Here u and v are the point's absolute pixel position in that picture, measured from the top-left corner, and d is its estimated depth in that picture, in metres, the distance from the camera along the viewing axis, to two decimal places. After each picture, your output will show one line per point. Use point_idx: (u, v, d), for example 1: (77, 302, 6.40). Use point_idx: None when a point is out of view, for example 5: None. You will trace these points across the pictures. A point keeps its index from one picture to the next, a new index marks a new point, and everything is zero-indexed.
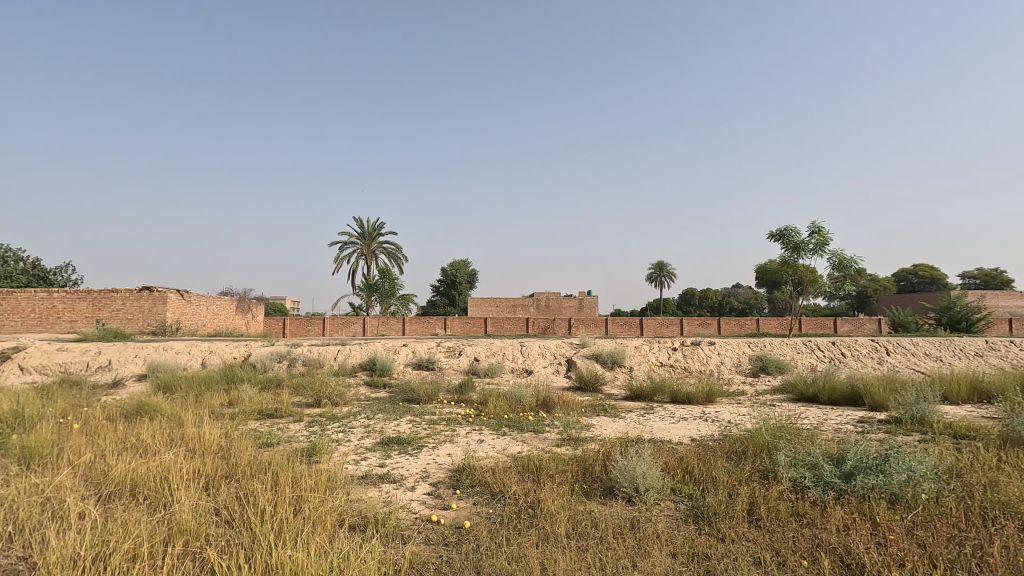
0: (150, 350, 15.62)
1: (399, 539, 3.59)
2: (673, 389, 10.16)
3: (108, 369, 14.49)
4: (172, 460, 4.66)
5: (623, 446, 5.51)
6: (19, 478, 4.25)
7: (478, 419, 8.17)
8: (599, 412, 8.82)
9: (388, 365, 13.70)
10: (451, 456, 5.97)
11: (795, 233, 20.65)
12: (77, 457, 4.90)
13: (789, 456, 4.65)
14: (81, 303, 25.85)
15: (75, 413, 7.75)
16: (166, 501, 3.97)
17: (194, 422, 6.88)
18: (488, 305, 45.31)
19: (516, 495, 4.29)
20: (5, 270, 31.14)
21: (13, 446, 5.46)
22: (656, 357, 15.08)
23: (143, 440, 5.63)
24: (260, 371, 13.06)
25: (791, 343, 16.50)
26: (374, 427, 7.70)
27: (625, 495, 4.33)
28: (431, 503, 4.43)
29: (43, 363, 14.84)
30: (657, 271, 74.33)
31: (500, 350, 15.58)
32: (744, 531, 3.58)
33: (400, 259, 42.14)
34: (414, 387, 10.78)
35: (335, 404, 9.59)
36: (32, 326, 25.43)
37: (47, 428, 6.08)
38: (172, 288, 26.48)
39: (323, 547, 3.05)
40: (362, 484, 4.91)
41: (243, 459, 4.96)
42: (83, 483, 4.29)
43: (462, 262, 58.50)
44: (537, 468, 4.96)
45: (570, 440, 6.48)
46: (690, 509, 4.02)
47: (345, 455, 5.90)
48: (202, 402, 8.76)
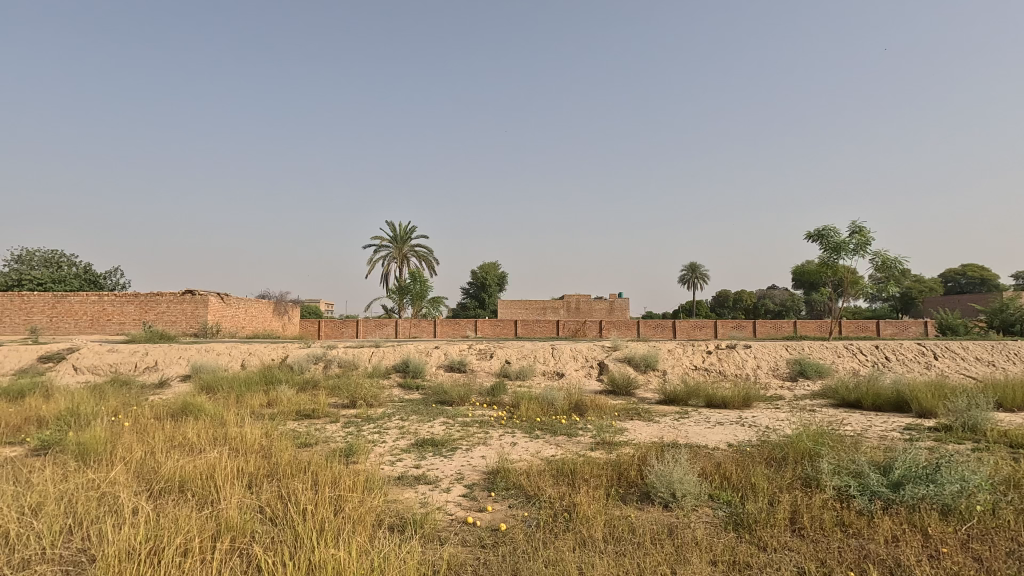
0: (193, 351, 16.15)
1: (436, 540, 3.62)
2: (708, 393, 9.98)
3: (154, 370, 15.11)
4: (217, 458, 4.84)
5: (659, 451, 5.41)
6: (77, 473, 4.48)
7: (510, 422, 8.17)
8: (633, 416, 8.76)
9: (422, 367, 13.88)
10: (484, 459, 5.98)
11: (835, 233, 20.03)
12: (128, 454, 5.13)
13: (831, 463, 4.51)
14: (128, 306, 26.91)
15: (125, 412, 8.08)
16: (213, 499, 4.10)
17: (236, 422, 7.08)
18: (519, 308, 45.52)
19: (551, 498, 4.28)
20: (60, 274, 32.84)
21: (70, 443, 5.74)
22: (690, 361, 14.85)
23: (189, 439, 5.85)
24: (297, 372, 13.41)
25: (832, 346, 15.95)
26: (408, 428, 7.80)
27: (661, 500, 4.27)
28: (466, 505, 4.46)
29: (95, 363, 15.52)
30: (690, 273, 73.51)
31: (531, 353, 15.56)
32: (785, 541, 3.49)
33: (431, 262, 42.47)
34: (447, 390, 10.88)
35: (370, 406, 9.77)
36: (84, 328, 26.64)
37: (101, 426, 6.37)
38: (213, 292, 27.45)
39: (363, 547, 3.11)
40: (397, 485, 5.00)
41: (283, 458, 5.11)
42: (135, 479, 4.49)
43: (491, 265, 58.63)
44: (571, 471, 4.95)
45: (604, 443, 6.46)
46: (728, 516, 3.95)
47: (381, 456, 6.01)
48: (244, 402, 9.05)
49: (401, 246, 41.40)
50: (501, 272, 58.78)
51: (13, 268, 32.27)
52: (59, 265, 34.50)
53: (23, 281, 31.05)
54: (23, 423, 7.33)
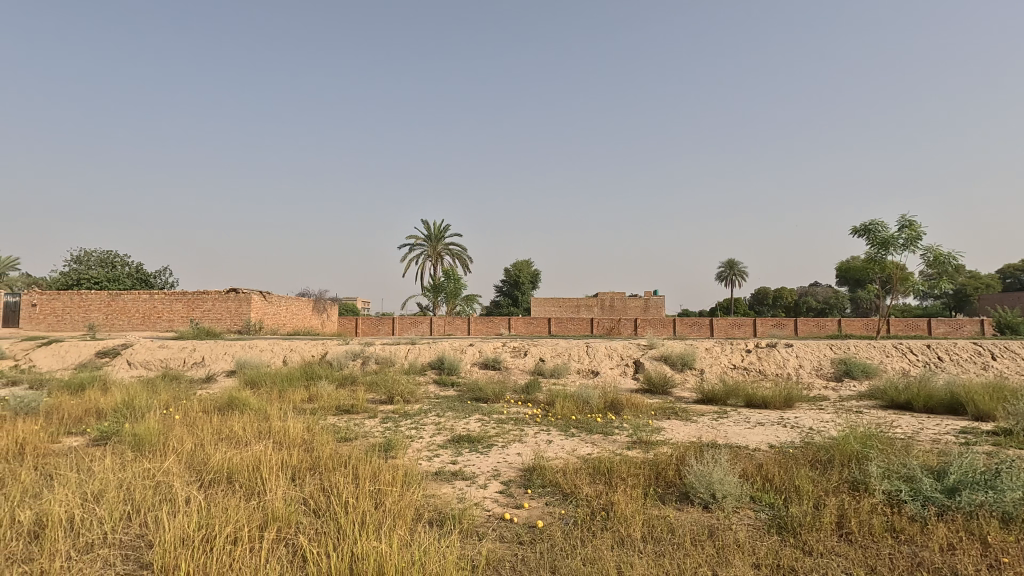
0: (237, 347, 16.76)
1: (474, 535, 3.66)
2: (748, 392, 9.74)
3: (201, 365, 15.73)
4: (262, 451, 5.00)
5: (698, 452, 5.32)
6: (134, 462, 4.71)
7: (545, 420, 8.17)
8: (670, 415, 8.63)
9: (457, 365, 14.01)
10: (520, 456, 6.01)
11: (883, 228, 19.24)
12: (180, 446, 5.36)
13: (880, 466, 4.35)
14: (177, 304, 28.06)
15: (176, 405, 8.45)
16: (259, 490, 4.24)
17: (279, 416, 7.32)
18: (552, 305, 45.44)
19: (587, 497, 4.26)
20: (115, 274, 34.53)
21: (126, 434, 6.04)
22: (729, 360, 14.53)
23: (235, 432, 6.07)
24: (336, 368, 13.74)
25: (880, 345, 15.33)
26: (444, 425, 7.89)
27: (700, 501, 4.20)
28: (503, 501, 4.49)
29: (147, 358, 16.27)
30: (728, 270, 71.90)
31: (566, 351, 15.50)
32: (832, 546, 3.39)
33: (465, 260, 42.81)
34: (482, 387, 10.96)
35: (406, 402, 9.94)
36: (136, 325, 27.94)
37: (154, 419, 6.68)
38: (256, 290, 28.38)
39: (404, 540, 3.17)
40: (435, 480, 5.07)
41: (324, 452, 5.24)
42: (187, 469, 4.69)
43: (524, 262, 58.61)
44: (608, 470, 4.92)
45: (641, 442, 6.39)
46: (771, 519, 3.85)
47: (418, 452, 6.10)
48: (286, 397, 9.34)
49: (436, 245, 41.83)
50: (534, 270, 58.84)
51: (73, 268, 34.13)
52: (114, 264, 36.30)
53: (81, 279, 32.76)
54: (84, 414, 7.76)
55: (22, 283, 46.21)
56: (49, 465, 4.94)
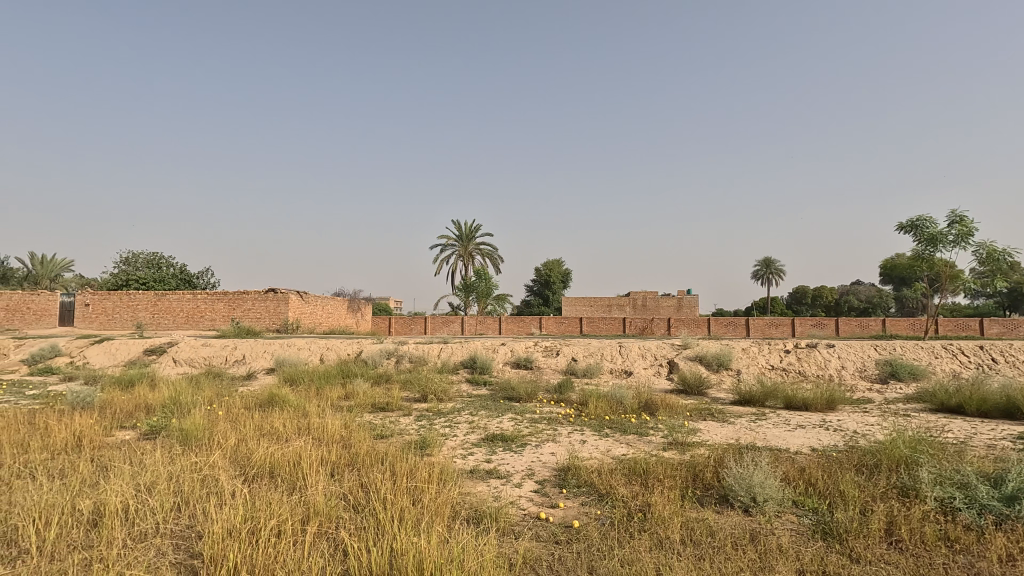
0: (276, 345, 17.22)
1: (511, 533, 3.67)
2: (787, 394, 9.48)
3: (242, 363, 16.23)
4: (302, 447, 5.12)
5: (736, 454, 5.21)
6: (182, 456, 4.89)
7: (579, 420, 8.13)
8: (706, 416, 8.46)
9: (489, 364, 14.06)
10: (554, 456, 5.99)
11: (931, 224, 18.45)
12: (224, 441, 5.55)
13: (931, 472, 4.17)
14: (218, 304, 29.01)
15: (220, 401, 8.75)
16: (301, 484, 4.36)
17: (318, 414, 7.49)
18: (584, 304, 45.18)
19: (624, 498, 4.22)
20: (161, 274, 35.94)
21: (174, 429, 6.28)
22: (767, 360, 14.18)
23: (276, 427, 6.24)
24: (371, 366, 14.00)
25: (928, 346, 14.70)
26: (478, 423, 7.95)
27: (740, 504, 4.11)
28: (538, 500, 4.50)
29: (192, 356, 16.88)
30: (764, 268, 70.15)
31: (598, 351, 15.39)
32: (881, 554, 3.27)
33: (496, 259, 42.93)
34: (515, 386, 10.98)
35: (440, 400, 10.05)
36: (181, 324, 29.02)
37: (199, 414, 6.93)
38: (293, 290, 29.12)
39: (443, 537, 3.20)
40: (470, 478, 5.11)
41: (362, 449, 5.34)
42: (231, 463, 4.85)
43: (554, 261, 58.46)
44: (644, 471, 4.86)
45: (677, 444, 6.29)
46: (815, 524, 3.74)
47: (453, 450, 6.15)
48: (323, 394, 9.55)
49: (467, 245, 42.11)
50: (565, 269, 58.63)
51: (123, 269, 35.66)
52: (161, 265, 37.76)
53: (130, 280, 34.19)
54: (135, 409, 8.10)
55: (76, 283, 48.54)
56: (105, 457, 5.18)
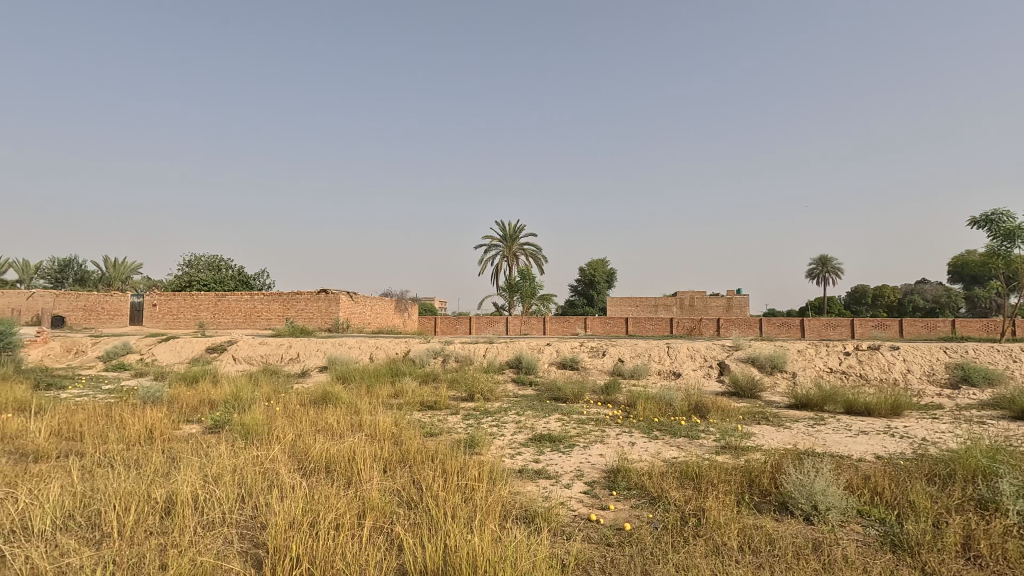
0: (328, 344, 17.78)
1: (562, 534, 3.67)
2: (848, 398, 9.05)
3: (297, 361, 16.85)
4: (357, 443, 5.27)
5: (795, 460, 5.01)
6: (245, 450, 5.13)
7: (627, 422, 8.02)
8: (760, 420, 8.18)
9: (534, 364, 14.07)
10: (603, 457, 5.93)
11: (1008, 218, 17.20)
12: (283, 435, 5.78)
13: (1014, 484, 3.88)
14: (273, 304, 30.21)
15: (277, 398, 9.11)
16: (356, 479, 4.49)
17: (369, 411, 7.68)
18: (629, 304, 44.57)
19: (676, 501, 4.14)
20: (221, 276, 37.74)
21: (236, 424, 6.59)
22: (824, 363, 13.59)
23: (331, 424, 6.45)
24: (418, 365, 14.25)
25: (1005, 349, 13.72)
26: (525, 423, 7.96)
27: (801, 512, 3.95)
28: (588, 502, 4.46)
29: (250, 354, 17.64)
30: (820, 266, 67.28)
31: (646, 351, 15.14)
32: (959, 569, 3.07)
33: (540, 259, 42.83)
34: (561, 386, 10.95)
35: (486, 399, 10.13)
36: (239, 323, 30.41)
37: (259, 410, 7.24)
38: (343, 291, 30.02)
39: (496, 535, 3.23)
40: (519, 477, 5.13)
41: (413, 446, 5.44)
42: (290, 457, 5.05)
43: (599, 261, 57.89)
44: (697, 475, 4.74)
45: (730, 448, 6.11)
46: (883, 535, 3.56)
47: (501, 449, 6.19)
48: (373, 392, 9.79)
49: (511, 245, 42.22)
50: (610, 269, 57.98)
51: (186, 270, 37.63)
52: (220, 267, 39.63)
53: (192, 281, 36.02)
54: (200, 404, 8.54)
55: (143, 284, 51.53)
56: (174, 449, 5.48)
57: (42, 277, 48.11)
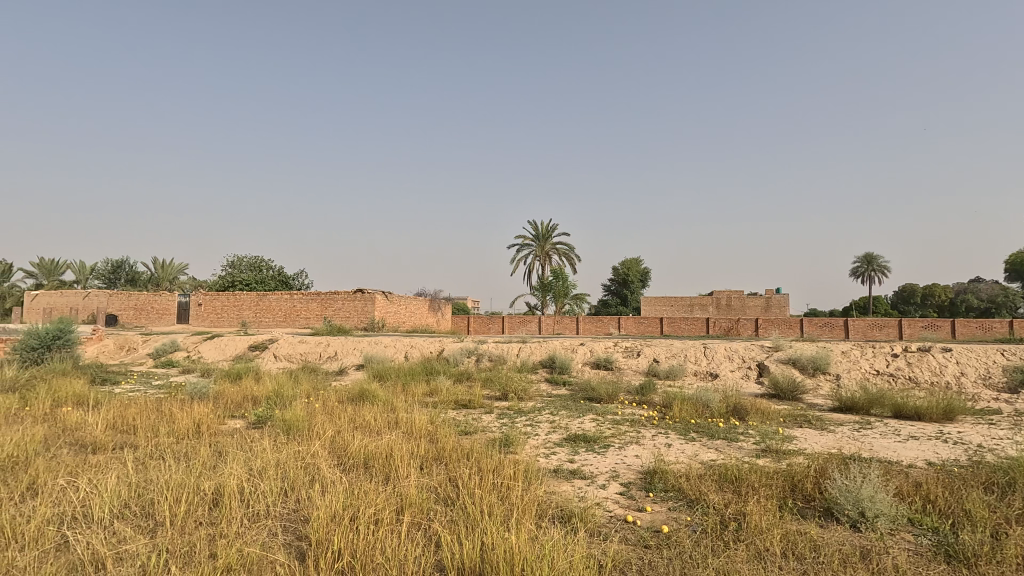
0: (365, 343, 18.12)
1: (599, 535, 3.65)
2: (896, 402, 8.69)
3: (334, 359, 17.24)
4: (394, 440, 5.37)
5: (840, 465, 4.84)
6: (287, 445, 5.28)
7: (663, 423, 7.92)
8: (802, 424, 7.94)
9: (568, 364, 14.02)
10: (639, 458, 5.87)
11: None
12: (323, 432, 5.92)
13: None
14: (312, 304, 30.97)
15: (317, 395, 9.36)
16: (393, 475, 4.58)
17: (405, 409, 7.79)
18: (664, 304, 43.92)
19: (716, 505, 4.05)
20: (262, 276, 38.92)
21: (279, 419, 6.79)
22: (870, 365, 13.10)
23: (369, 421, 6.58)
24: (452, 364, 14.40)
25: None
26: (559, 423, 7.95)
27: (848, 519, 3.81)
28: (624, 503, 4.42)
29: (290, 352, 18.15)
30: (866, 265, 64.88)
31: (682, 352, 14.90)
32: None
33: (573, 259, 42.54)
34: (595, 386, 10.88)
35: (520, 399, 10.15)
36: (279, 322, 31.31)
37: (300, 407, 7.45)
38: (379, 291, 30.55)
39: (533, 534, 3.23)
40: (554, 477, 5.11)
41: (449, 444, 5.50)
42: (330, 453, 5.17)
43: (632, 261, 57.22)
44: (736, 478, 4.64)
45: (771, 451, 5.95)
46: (936, 545, 3.41)
47: (536, 449, 6.20)
48: (409, 390, 9.94)
49: (544, 245, 42.13)
50: (644, 268, 57.27)
51: (229, 271, 38.93)
52: (262, 267, 40.87)
53: (235, 281, 37.24)
54: (244, 399, 8.83)
55: (189, 284, 53.53)
56: (221, 443, 5.69)
57: (96, 277, 50.56)
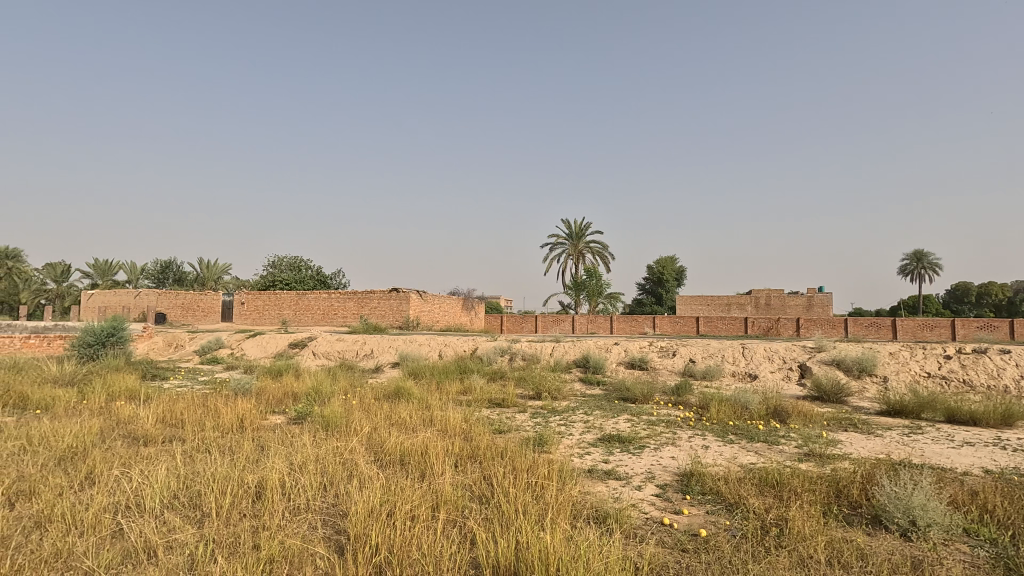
0: (400, 341, 18.40)
1: (634, 536, 3.61)
2: (949, 406, 8.29)
3: (371, 357, 17.56)
4: (429, 438, 5.42)
5: (889, 471, 4.65)
6: (326, 441, 5.40)
7: (700, 424, 7.76)
8: (847, 427, 7.65)
9: (602, 364, 13.90)
10: (675, 460, 5.77)
11: None
12: (360, 428, 6.03)
13: None
14: (349, 303, 31.63)
15: (354, 392, 9.57)
16: (428, 472, 4.63)
17: (440, 407, 7.87)
18: (700, 303, 43.09)
19: (756, 510, 3.94)
20: (302, 276, 39.97)
21: (318, 415, 6.96)
22: (921, 367, 12.53)
23: (404, 418, 6.67)
24: (486, 363, 14.49)
25: None
26: (593, 423, 7.88)
27: (897, 528, 3.65)
28: (660, 505, 4.36)
29: (328, 350, 18.59)
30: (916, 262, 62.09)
31: (719, 352, 14.58)
32: None
33: (607, 258, 42.11)
34: (630, 386, 10.76)
35: (554, 398, 10.13)
36: (318, 321, 32.09)
37: (338, 403, 7.61)
38: (414, 290, 30.98)
39: (568, 534, 3.22)
40: (589, 477, 5.07)
41: (483, 442, 5.53)
42: (367, 449, 5.27)
43: (668, 259, 56.24)
44: (777, 483, 4.50)
45: (814, 455, 5.75)
46: (994, 558, 3.24)
47: (570, 449, 6.16)
48: (443, 388, 10.03)
49: (578, 243, 41.91)
50: (680, 267, 56.34)
51: (270, 270, 40.12)
52: (301, 267, 41.96)
53: (276, 281, 38.34)
54: (284, 396, 9.08)
55: (232, 284, 55.37)
56: (263, 438, 5.87)
57: (146, 277, 52.85)
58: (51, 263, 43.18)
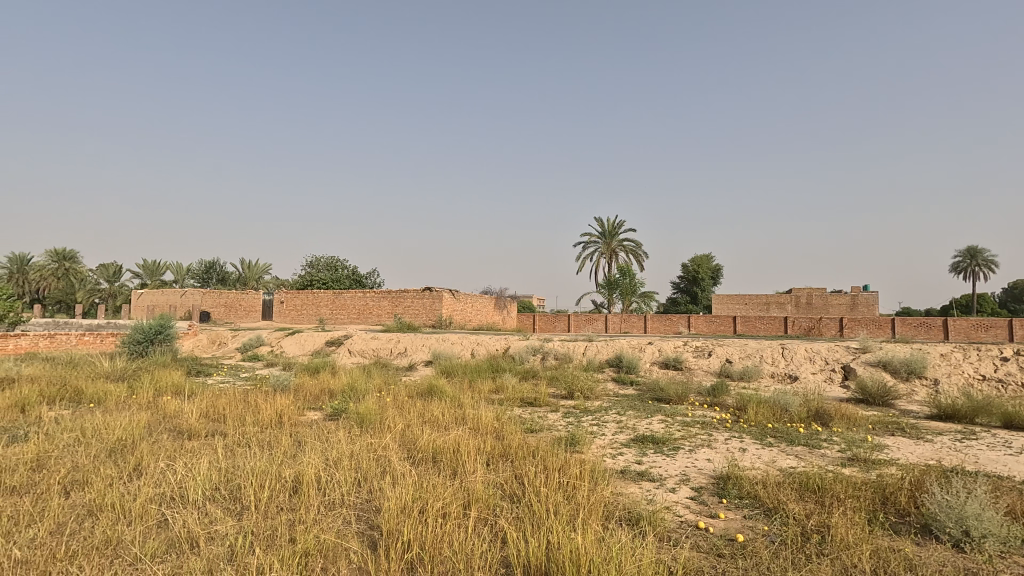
0: (433, 340, 18.58)
1: (668, 540, 3.54)
2: (1006, 411, 7.85)
3: (404, 355, 17.80)
4: (461, 436, 5.44)
5: (940, 478, 4.43)
6: (360, 437, 5.49)
7: (737, 426, 7.56)
8: (895, 431, 7.32)
9: (636, 364, 13.71)
10: (711, 463, 5.63)
11: None
12: (394, 425, 6.11)
13: None
14: (383, 302, 32.14)
15: (388, 389, 9.72)
16: (460, 470, 4.65)
17: (472, 405, 7.89)
18: (737, 301, 42.10)
19: (796, 516, 3.81)
20: (338, 275, 40.81)
21: (353, 412, 7.09)
22: (975, 370, 11.90)
23: (437, 416, 6.72)
24: (519, 362, 14.50)
25: None
26: (626, 423, 7.78)
27: (949, 538, 3.47)
28: (695, 508, 4.26)
29: (363, 348, 18.94)
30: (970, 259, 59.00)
31: (757, 352, 14.19)
32: None
33: (641, 256, 41.51)
34: (664, 387, 10.59)
35: (586, 398, 10.05)
36: (353, 319, 32.73)
37: (372, 400, 7.74)
38: (447, 290, 31.26)
39: (600, 535, 3.18)
40: (622, 478, 5.00)
41: (515, 441, 5.52)
42: (400, 446, 5.33)
43: (704, 257, 55.01)
44: (819, 487, 4.35)
45: (859, 460, 5.53)
46: None
47: (603, 449, 6.10)
48: (475, 387, 10.08)
49: (611, 241, 41.49)
50: (716, 265, 55.13)
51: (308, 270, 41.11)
52: (337, 267, 42.86)
53: (314, 280, 39.30)
54: (321, 393, 9.29)
55: (272, 283, 56.97)
56: (300, 433, 6.02)
57: (192, 277, 54.92)
58: (104, 264, 45.31)
